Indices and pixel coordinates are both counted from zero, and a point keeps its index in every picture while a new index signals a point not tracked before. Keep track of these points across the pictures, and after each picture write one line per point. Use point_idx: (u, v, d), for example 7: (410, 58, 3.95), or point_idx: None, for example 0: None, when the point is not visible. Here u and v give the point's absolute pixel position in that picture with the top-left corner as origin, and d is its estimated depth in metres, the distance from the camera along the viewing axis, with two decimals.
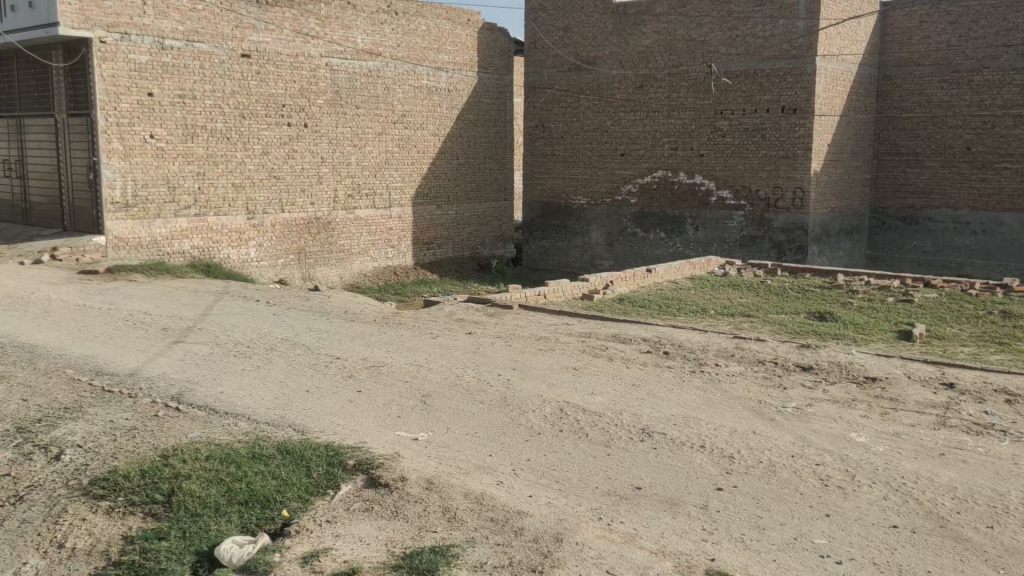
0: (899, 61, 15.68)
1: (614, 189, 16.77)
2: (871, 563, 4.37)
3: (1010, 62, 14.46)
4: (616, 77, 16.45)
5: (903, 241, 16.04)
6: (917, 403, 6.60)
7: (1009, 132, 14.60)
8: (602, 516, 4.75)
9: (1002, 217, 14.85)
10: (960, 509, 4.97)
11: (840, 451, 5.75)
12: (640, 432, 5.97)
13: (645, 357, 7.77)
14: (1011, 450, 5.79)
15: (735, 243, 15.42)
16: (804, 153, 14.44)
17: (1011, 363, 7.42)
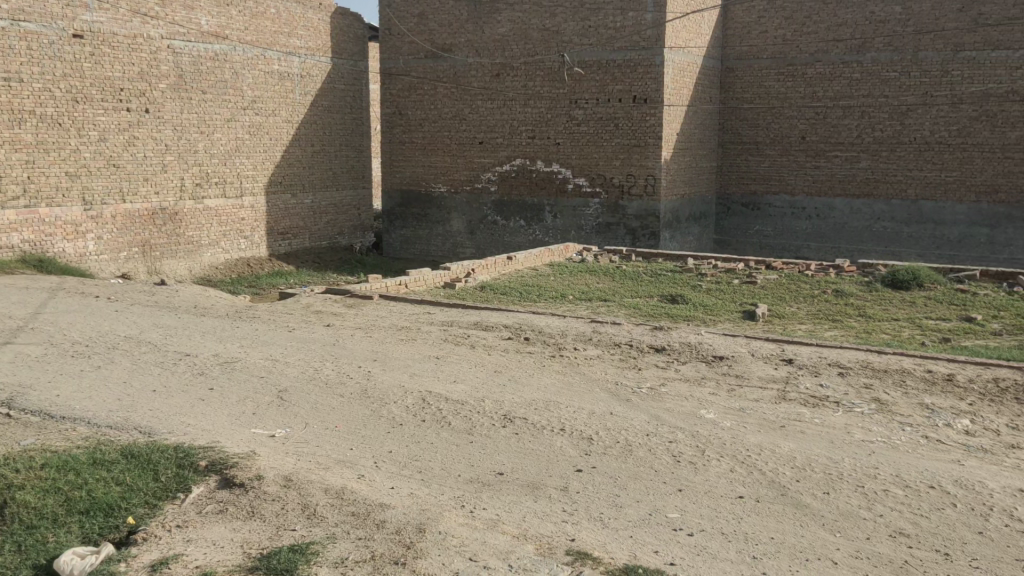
0: (740, 54, 16.47)
1: (473, 177, 16.83)
2: (720, 533, 4.59)
3: (839, 57, 15.44)
4: (472, 65, 16.47)
5: (746, 225, 16.92)
6: (760, 378, 7.00)
7: (840, 123, 15.62)
8: (465, 503, 4.78)
9: (835, 203, 15.91)
10: (799, 478, 5.29)
11: (691, 428, 6.02)
12: (502, 418, 6.03)
13: (506, 344, 7.86)
14: (844, 419, 6.23)
15: (592, 229, 15.82)
16: (654, 142, 14.93)
17: (844, 338, 7.96)
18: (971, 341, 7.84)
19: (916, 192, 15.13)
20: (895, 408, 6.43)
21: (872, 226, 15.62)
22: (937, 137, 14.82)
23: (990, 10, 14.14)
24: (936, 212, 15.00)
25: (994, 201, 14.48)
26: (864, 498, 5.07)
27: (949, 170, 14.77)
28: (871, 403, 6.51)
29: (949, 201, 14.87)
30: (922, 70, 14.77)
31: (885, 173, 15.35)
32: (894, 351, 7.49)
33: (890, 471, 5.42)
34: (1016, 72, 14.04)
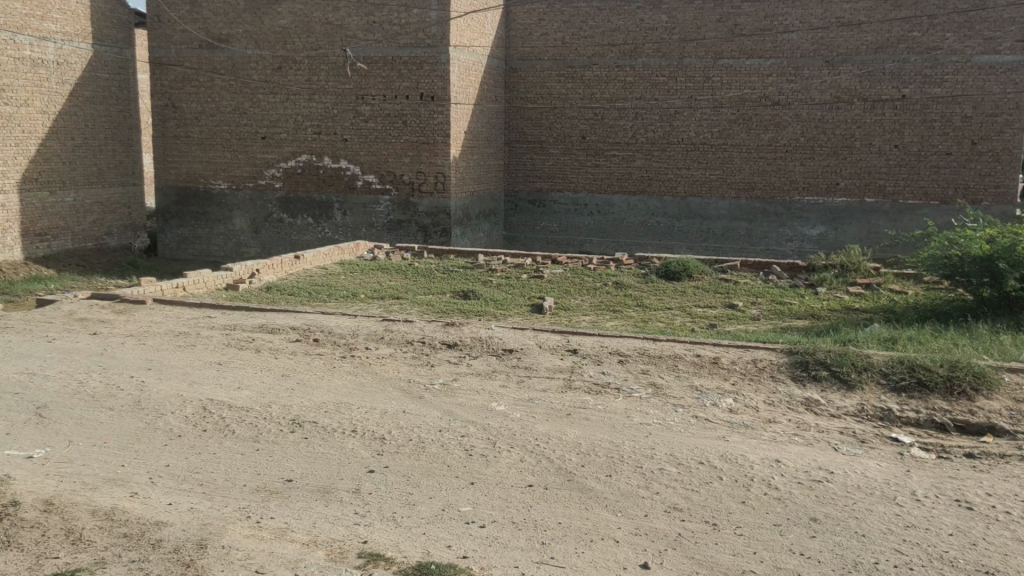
0: (522, 55, 16.96)
1: (256, 173, 16.21)
2: (510, 523, 4.70)
3: (615, 61, 16.30)
4: (251, 57, 15.82)
5: (533, 222, 17.47)
6: (547, 369, 7.25)
7: (617, 123, 16.50)
8: (251, 514, 4.58)
9: (613, 199, 16.79)
10: (584, 463, 5.53)
11: (483, 421, 6.12)
12: (290, 423, 5.84)
13: (294, 346, 7.63)
14: (624, 404, 6.58)
15: (383, 227, 15.72)
16: (442, 140, 15.05)
17: (623, 328, 8.41)
18: (734, 326, 8.53)
19: (685, 189, 16.27)
20: (669, 391, 6.88)
21: (647, 222, 16.62)
22: (701, 138, 16.02)
23: (744, 21, 15.44)
24: (702, 208, 16.21)
25: (751, 198, 15.86)
26: (642, 477, 5.39)
27: (713, 169, 16.02)
28: (648, 387, 6.94)
29: (714, 197, 16.11)
30: (687, 75, 15.90)
31: (657, 172, 16.39)
32: (668, 338, 8.00)
33: (665, 451, 5.79)
34: (767, 80, 15.45)
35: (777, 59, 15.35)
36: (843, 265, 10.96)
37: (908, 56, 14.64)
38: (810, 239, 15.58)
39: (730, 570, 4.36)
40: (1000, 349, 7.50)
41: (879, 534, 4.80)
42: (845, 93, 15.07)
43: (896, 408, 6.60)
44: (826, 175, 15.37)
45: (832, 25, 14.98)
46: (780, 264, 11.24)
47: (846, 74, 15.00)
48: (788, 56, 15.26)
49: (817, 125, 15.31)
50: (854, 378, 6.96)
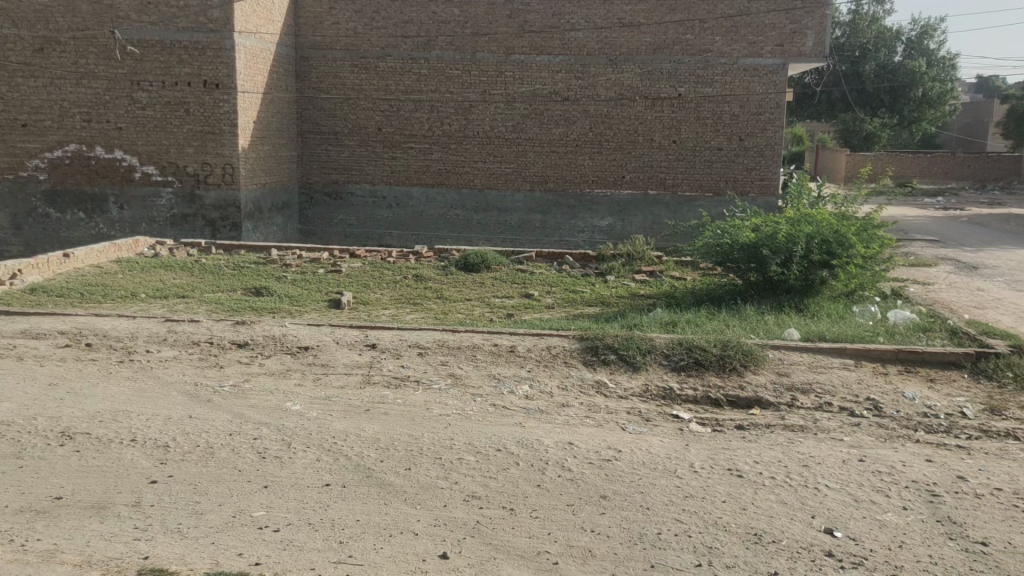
0: (313, 43, 16.51)
1: (17, 164, 14.79)
2: (306, 524, 4.57)
3: (408, 52, 16.26)
4: (7, 36, 14.35)
5: (330, 215, 17.11)
6: (345, 365, 7.12)
7: (412, 116, 16.48)
8: (14, 538, 4.18)
9: (412, 192, 16.77)
10: (383, 458, 5.49)
11: (277, 422, 5.92)
12: (59, 436, 5.37)
13: (63, 352, 7.04)
14: (424, 397, 6.60)
15: (166, 221, 14.86)
16: (229, 130, 14.39)
17: (422, 320, 8.42)
18: (529, 315, 8.77)
19: (482, 182, 16.53)
20: (467, 381, 6.98)
21: (446, 214, 16.74)
22: (496, 132, 16.34)
23: (533, 18, 15.88)
24: (499, 200, 16.55)
25: (545, 190, 16.38)
26: (440, 468, 5.42)
27: (508, 162, 16.38)
28: (446, 378, 6.99)
29: (510, 190, 16.49)
30: (480, 69, 16.14)
31: (454, 165, 16.54)
32: (466, 329, 8.09)
33: (463, 440, 5.86)
34: (556, 76, 15.99)
35: (565, 56, 15.92)
36: (629, 254, 11.55)
37: (683, 57, 15.65)
38: (600, 230, 16.32)
39: (527, 553, 4.47)
40: (765, 329, 8.19)
41: (662, 506, 5.11)
42: (628, 90, 15.89)
43: (676, 387, 7.06)
44: (613, 168, 16.15)
45: (614, 25, 15.72)
46: (572, 254, 11.70)
47: (629, 73, 15.82)
48: (576, 53, 15.88)
49: (603, 120, 16.04)
50: (639, 361, 7.36)
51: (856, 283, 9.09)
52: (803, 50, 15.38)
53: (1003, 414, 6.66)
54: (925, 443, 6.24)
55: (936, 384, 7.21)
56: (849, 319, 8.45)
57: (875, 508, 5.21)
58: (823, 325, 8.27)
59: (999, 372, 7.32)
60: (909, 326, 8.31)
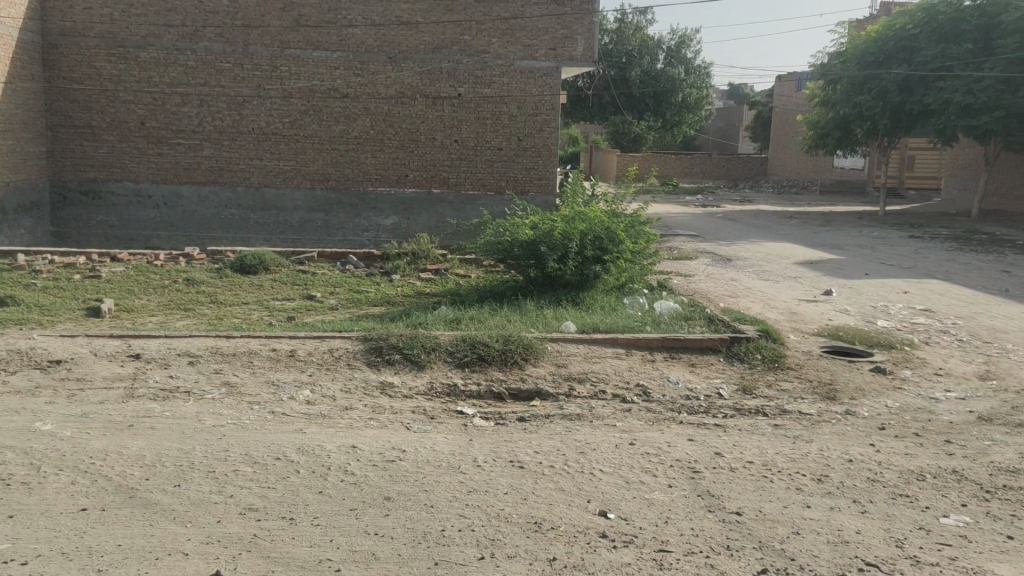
0: (62, 30, 15.20)
1: None
2: (59, 554, 4.18)
3: (172, 43, 15.33)
4: None
5: (87, 216, 15.84)
6: (104, 378, 6.58)
7: (179, 110, 15.56)
8: None
9: (181, 190, 15.83)
10: (148, 476, 5.12)
11: (22, 445, 5.35)
12: None
13: None
14: (195, 408, 6.24)
15: None
16: None
17: (194, 327, 7.96)
18: (310, 317, 8.54)
19: (258, 180, 15.91)
20: (243, 389, 6.67)
21: (219, 214, 15.94)
22: (272, 128, 15.78)
23: (307, 12, 15.48)
24: (277, 199, 15.99)
25: (327, 189, 16.04)
26: (214, 482, 5.14)
27: (287, 160, 15.88)
28: (221, 387, 6.65)
29: (288, 188, 15.98)
30: (253, 63, 15.52)
31: (228, 162, 15.80)
32: (241, 335, 7.74)
33: (239, 451, 5.59)
34: (334, 72, 15.69)
35: (343, 52, 15.66)
36: (414, 252, 11.59)
37: (461, 57, 15.87)
38: (383, 228, 16.21)
39: (307, 562, 4.34)
40: (544, 323, 8.48)
41: (445, 503, 5.14)
42: (408, 89, 15.88)
43: (460, 383, 7.15)
44: (395, 167, 16.10)
45: (392, 23, 15.66)
46: (356, 253, 11.54)
47: (408, 71, 15.81)
48: (354, 50, 15.66)
49: (384, 118, 15.93)
50: (423, 359, 7.38)
51: (627, 276, 9.64)
52: (574, 54, 16.04)
53: (754, 393, 7.31)
54: (687, 423, 6.72)
55: (697, 368, 7.78)
56: (620, 311, 8.93)
57: (644, 488, 5.55)
58: (597, 318, 8.68)
59: (750, 354, 8.03)
60: (673, 316, 8.91)
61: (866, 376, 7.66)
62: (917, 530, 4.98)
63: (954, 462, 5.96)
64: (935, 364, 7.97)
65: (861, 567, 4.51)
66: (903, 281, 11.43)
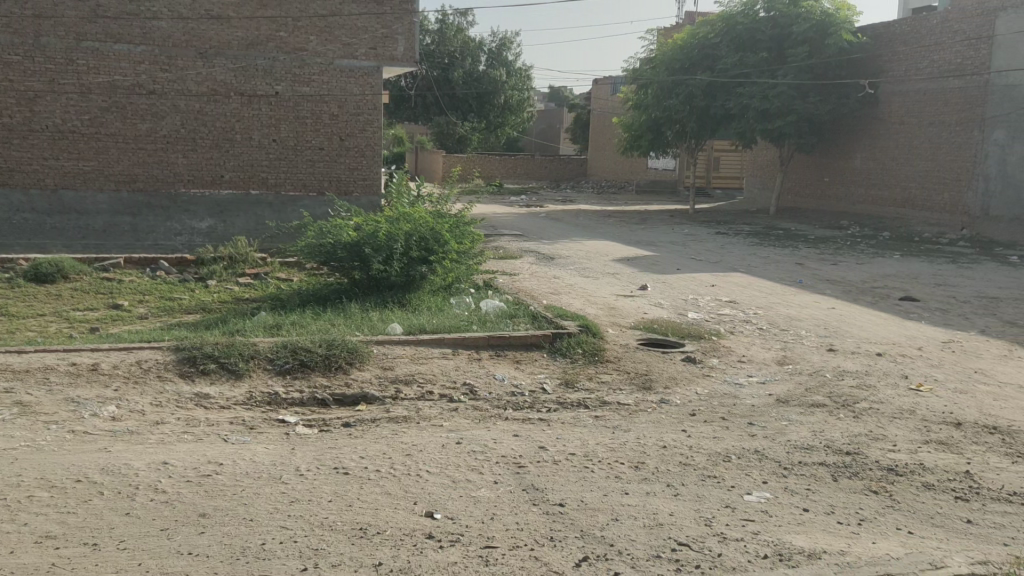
0: None
1: None
2: None
3: None
4: None
5: None
6: None
7: None
8: None
9: None
10: None
11: None
12: None
13: None
14: None
15: None
16: None
17: None
18: (117, 327, 8.02)
19: (55, 181, 14.76)
20: (38, 408, 6.16)
21: (9, 218, 14.57)
22: (70, 126, 14.70)
23: (107, 3, 14.53)
24: (78, 202, 14.80)
25: (133, 191, 15.09)
26: (5, 510, 4.71)
27: (88, 160, 14.84)
28: (11, 407, 6.09)
29: (91, 191, 14.91)
30: (46, 56, 14.39)
31: (19, 162, 14.58)
32: (35, 349, 7.16)
33: (35, 475, 5.16)
34: (138, 67, 14.81)
35: (148, 46, 14.81)
36: (231, 256, 11.14)
37: (277, 55, 15.40)
38: (200, 232, 15.34)
39: None
40: (369, 326, 8.37)
41: (266, 515, 4.96)
42: (220, 86, 15.21)
43: (281, 391, 6.93)
44: (209, 167, 15.40)
45: (201, 17, 14.97)
46: (168, 258, 10.95)
47: (220, 67, 15.16)
48: (160, 44, 14.85)
49: (196, 117, 15.21)
50: (242, 367, 7.10)
51: (453, 276, 9.69)
52: (394, 55, 15.94)
53: (575, 386, 7.55)
54: (513, 419, 6.84)
55: (521, 365, 7.94)
56: (446, 311, 8.96)
57: (470, 486, 5.59)
58: (423, 319, 8.67)
59: (571, 349, 8.27)
60: (499, 314, 9.05)
61: (678, 366, 8.10)
62: (724, 508, 5.30)
63: (756, 443, 6.41)
64: (739, 352, 8.53)
65: (674, 547, 4.74)
66: (710, 275, 12.17)
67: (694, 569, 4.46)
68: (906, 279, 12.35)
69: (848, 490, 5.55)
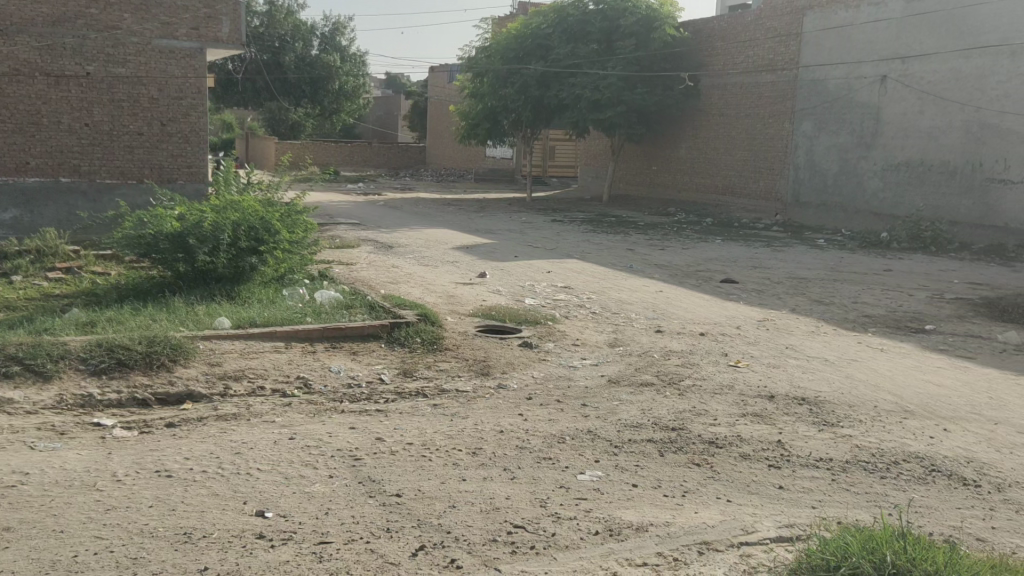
0: None
1: None
2: None
3: None
4: None
5: None
6: None
7: None
8: None
9: None
10: None
11: None
12: None
13: None
14: None
15: None
16: None
17: None
18: None
19: None
20: None
21: None
22: None
23: None
24: None
25: None
26: None
27: None
28: None
29: None
30: None
31: None
32: None
33: None
34: None
35: None
36: (38, 250, 10.33)
37: (88, 33, 14.37)
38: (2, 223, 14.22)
39: None
40: (195, 320, 7.98)
41: (78, 526, 4.62)
42: (24, 65, 14.05)
43: (96, 393, 6.49)
44: (12, 154, 14.19)
45: None
46: None
47: (23, 45, 13.99)
48: None
49: None
50: (51, 368, 6.59)
51: (285, 266, 9.41)
52: (219, 36, 15.24)
53: (413, 375, 7.51)
54: (349, 412, 6.71)
55: (358, 356, 7.81)
56: (278, 303, 8.69)
57: (303, 482, 5.43)
58: (253, 311, 8.36)
59: (409, 338, 8.21)
60: (334, 304, 8.86)
61: (515, 351, 8.21)
62: (558, 489, 5.41)
63: (588, 423, 6.59)
64: (573, 336, 8.76)
65: (510, 530, 4.79)
66: (547, 262, 12.42)
67: (528, 549, 4.53)
68: (726, 262, 13.08)
69: (673, 464, 5.81)
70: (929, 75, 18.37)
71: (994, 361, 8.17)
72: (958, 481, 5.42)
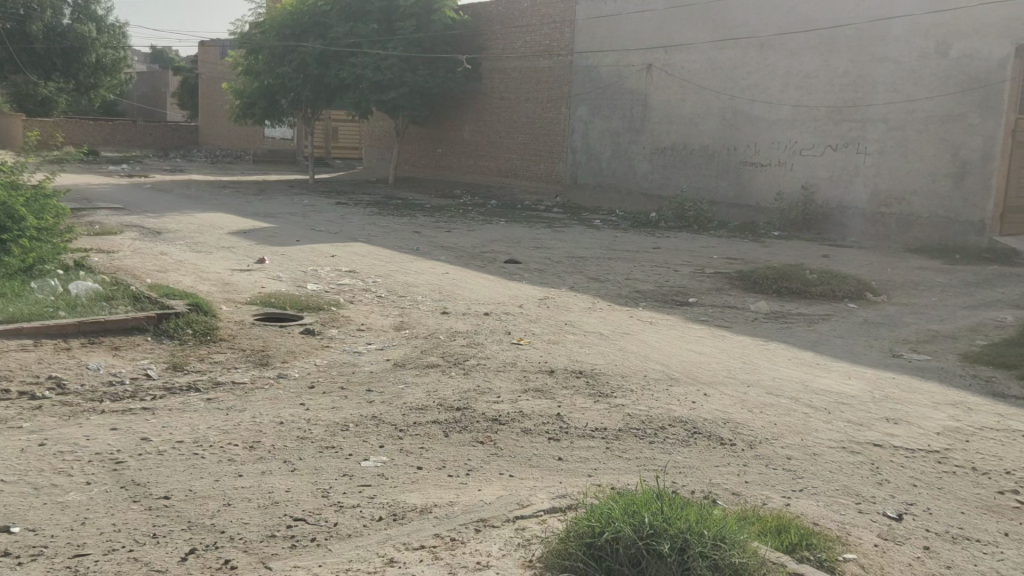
0: None
1: None
2: None
3: None
4: None
5: None
6: None
7: None
8: None
9: None
10: None
11: None
12: None
13: None
14: None
15: None
16: None
17: None
18: None
19: None
20: None
21: None
22: None
23: None
24: None
25: None
26: None
27: None
28: None
29: None
30: None
31: None
32: None
33: None
34: None
35: None
36: None
37: None
38: None
39: None
40: None
41: None
42: None
43: None
44: None
45: None
46: None
47: None
48: None
49: None
50: None
51: (33, 256, 8.53)
52: None
53: (185, 369, 7.05)
54: (111, 412, 6.19)
55: (121, 351, 7.22)
56: (25, 296, 7.87)
57: (56, 491, 4.94)
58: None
59: (180, 330, 7.71)
60: (93, 297, 8.15)
61: (297, 339, 7.93)
62: (342, 477, 5.27)
63: (373, 408, 6.49)
64: (358, 321, 8.60)
65: (289, 524, 4.61)
66: (330, 246, 12.11)
67: (309, 542, 4.38)
68: (509, 243, 13.39)
69: (458, 444, 5.84)
70: (690, 65, 19.71)
71: (747, 329, 8.92)
72: (717, 441, 5.85)
